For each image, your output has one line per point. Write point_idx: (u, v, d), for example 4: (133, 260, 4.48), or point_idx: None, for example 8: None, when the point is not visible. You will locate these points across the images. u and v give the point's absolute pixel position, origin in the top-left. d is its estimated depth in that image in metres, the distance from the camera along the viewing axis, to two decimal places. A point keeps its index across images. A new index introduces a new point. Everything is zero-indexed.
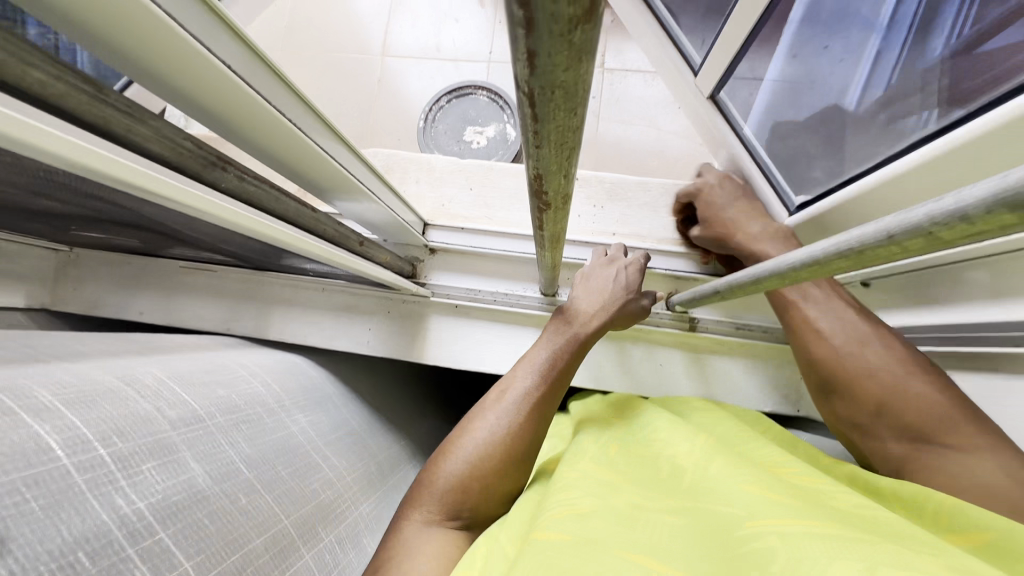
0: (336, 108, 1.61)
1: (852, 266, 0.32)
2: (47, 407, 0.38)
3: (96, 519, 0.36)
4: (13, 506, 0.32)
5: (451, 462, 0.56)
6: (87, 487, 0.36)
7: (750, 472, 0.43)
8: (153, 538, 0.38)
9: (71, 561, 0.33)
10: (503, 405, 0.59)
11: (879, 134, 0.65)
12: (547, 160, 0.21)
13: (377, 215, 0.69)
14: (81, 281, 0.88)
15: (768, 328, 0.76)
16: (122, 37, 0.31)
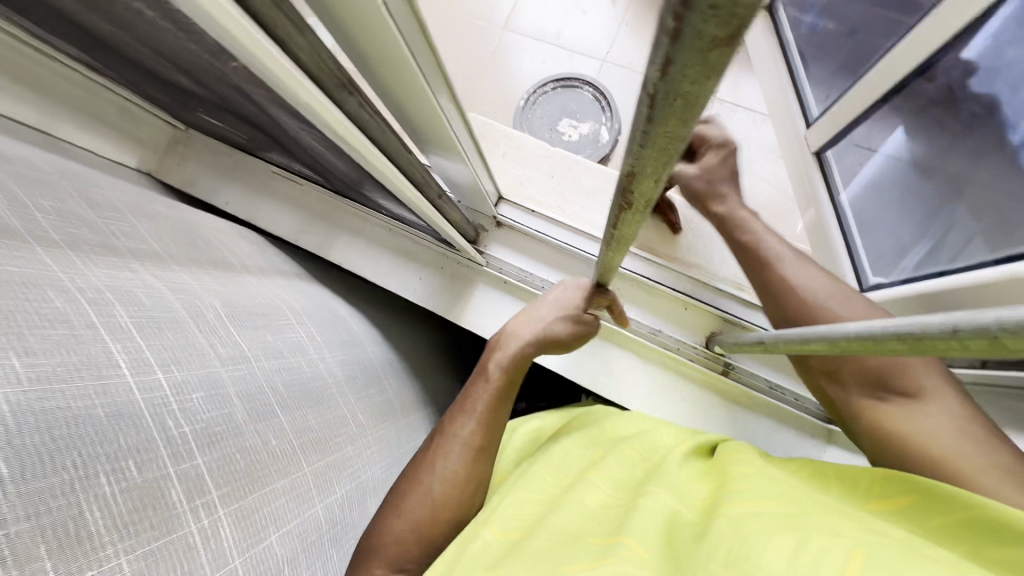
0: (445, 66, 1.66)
1: (905, 351, 0.32)
2: (120, 328, 0.43)
3: (146, 434, 0.40)
4: (81, 409, 0.36)
5: (420, 476, 0.59)
6: (144, 404, 0.41)
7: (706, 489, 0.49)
8: (190, 462, 0.42)
9: (122, 467, 0.37)
10: (464, 422, 0.62)
11: (985, 239, 0.62)
12: (647, 161, 0.22)
13: (461, 176, 0.72)
14: (184, 160, 0.96)
15: (801, 398, 0.75)
16: None
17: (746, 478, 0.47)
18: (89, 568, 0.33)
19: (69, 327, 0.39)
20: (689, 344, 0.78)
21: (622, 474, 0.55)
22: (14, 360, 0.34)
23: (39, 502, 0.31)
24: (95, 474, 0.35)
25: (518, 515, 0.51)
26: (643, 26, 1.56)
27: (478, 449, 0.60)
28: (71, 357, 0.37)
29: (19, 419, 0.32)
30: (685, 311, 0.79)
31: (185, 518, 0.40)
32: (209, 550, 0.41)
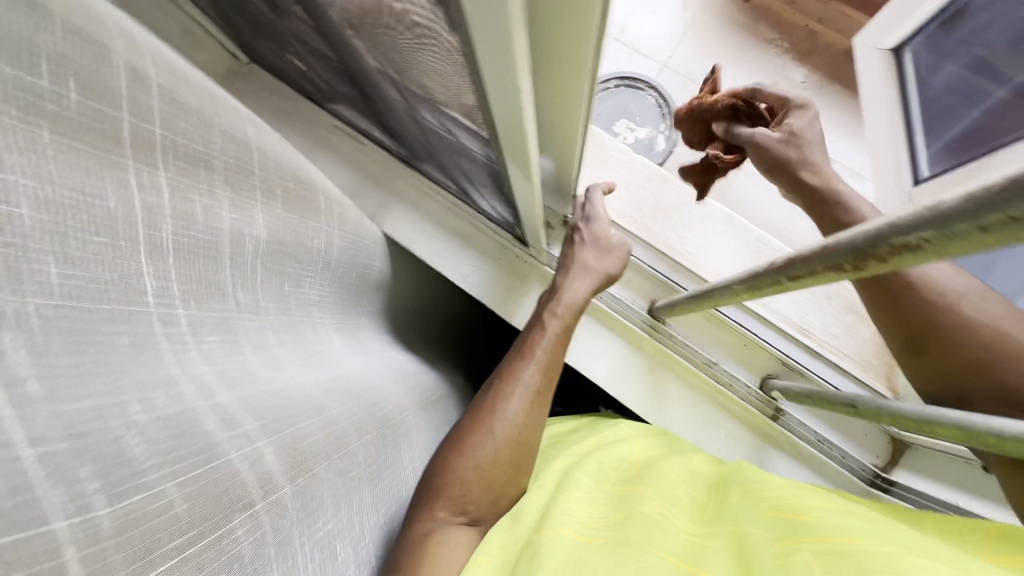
0: None
1: None
2: (161, 244, 0.33)
3: (156, 351, 0.31)
4: (104, 335, 0.28)
5: (483, 421, 0.56)
6: (162, 340, 0.32)
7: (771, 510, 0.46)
8: (218, 398, 0.34)
9: (149, 397, 0.29)
10: (525, 372, 0.60)
11: None
12: (963, 243, 0.19)
13: (550, 173, 0.68)
14: (240, 95, 0.89)
15: (847, 455, 0.73)
16: None
17: (829, 511, 0.43)
18: (134, 493, 0.26)
19: (115, 233, 0.29)
20: (742, 382, 0.76)
21: (674, 494, 0.52)
22: (52, 266, 0.25)
23: (80, 428, 0.25)
24: (124, 399, 0.28)
25: (572, 516, 0.47)
26: (715, 36, 1.50)
27: (536, 402, 0.58)
28: (106, 278, 0.29)
29: (48, 330, 0.25)
30: (744, 347, 0.77)
31: (228, 445, 0.32)
32: (260, 481, 0.32)
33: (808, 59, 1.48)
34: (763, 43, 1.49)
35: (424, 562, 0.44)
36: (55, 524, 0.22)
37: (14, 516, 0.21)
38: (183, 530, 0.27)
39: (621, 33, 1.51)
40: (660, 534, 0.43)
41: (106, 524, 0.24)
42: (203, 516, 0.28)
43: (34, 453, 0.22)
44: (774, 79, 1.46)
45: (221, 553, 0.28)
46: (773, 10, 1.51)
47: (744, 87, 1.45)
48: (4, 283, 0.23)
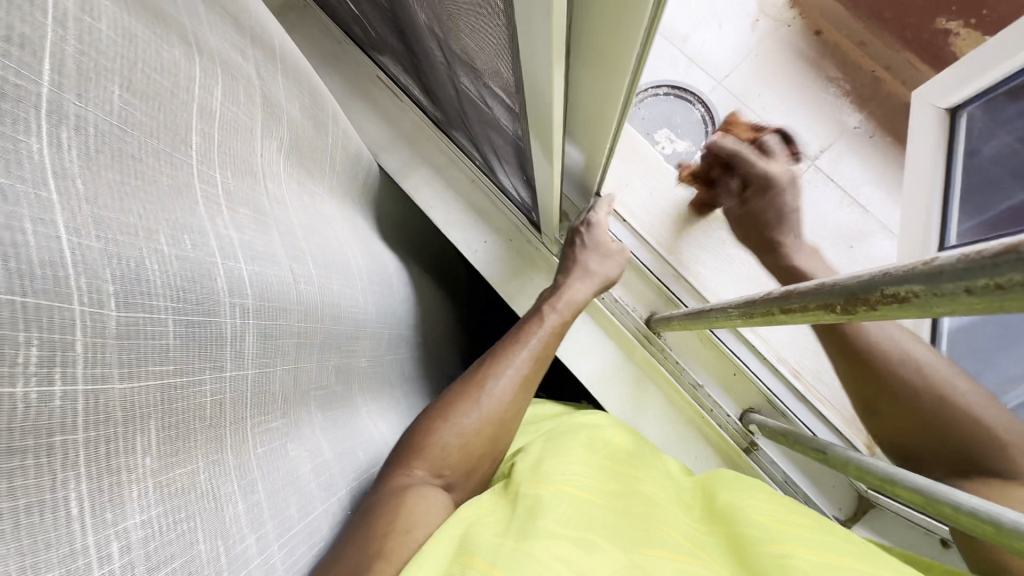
0: None
1: None
2: (204, 116, 0.34)
3: (193, 207, 0.31)
4: (150, 167, 0.29)
5: (471, 392, 0.56)
6: (200, 195, 0.32)
7: (762, 507, 0.46)
8: (237, 268, 0.34)
9: (180, 240, 0.29)
10: (518, 354, 0.60)
11: None
12: (953, 301, 0.19)
13: (577, 166, 0.68)
14: (293, 29, 0.89)
15: (809, 501, 0.72)
16: None
17: (806, 525, 0.42)
18: (141, 309, 0.26)
19: (169, 80, 0.31)
20: (723, 408, 0.76)
21: (665, 484, 0.53)
22: (116, 88, 0.27)
23: (112, 230, 0.25)
24: (155, 227, 0.28)
25: (576, 480, 0.47)
26: (776, 65, 1.47)
27: (524, 383, 0.58)
28: (152, 114, 0.29)
29: (100, 145, 0.25)
30: (732, 376, 0.77)
31: (227, 310, 0.33)
32: (234, 350, 0.34)
33: (866, 107, 1.44)
34: (824, 81, 1.45)
35: (400, 512, 0.43)
36: (71, 305, 0.23)
37: (35, 271, 0.21)
38: (169, 356, 0.29)
39: (683, 41, 1.47)
40: (661, 514, 0.43)
41: (113, 322, 0.25)
42: (187, 356, 0.30)
43: (69, 239, 0.23)
44: (826, 121, 1.43)
45: (189, 394, 0.30)
46: (842, 48, 1.47)
47: (794, 122, 1.42)
48: (74, 85, 0.24)
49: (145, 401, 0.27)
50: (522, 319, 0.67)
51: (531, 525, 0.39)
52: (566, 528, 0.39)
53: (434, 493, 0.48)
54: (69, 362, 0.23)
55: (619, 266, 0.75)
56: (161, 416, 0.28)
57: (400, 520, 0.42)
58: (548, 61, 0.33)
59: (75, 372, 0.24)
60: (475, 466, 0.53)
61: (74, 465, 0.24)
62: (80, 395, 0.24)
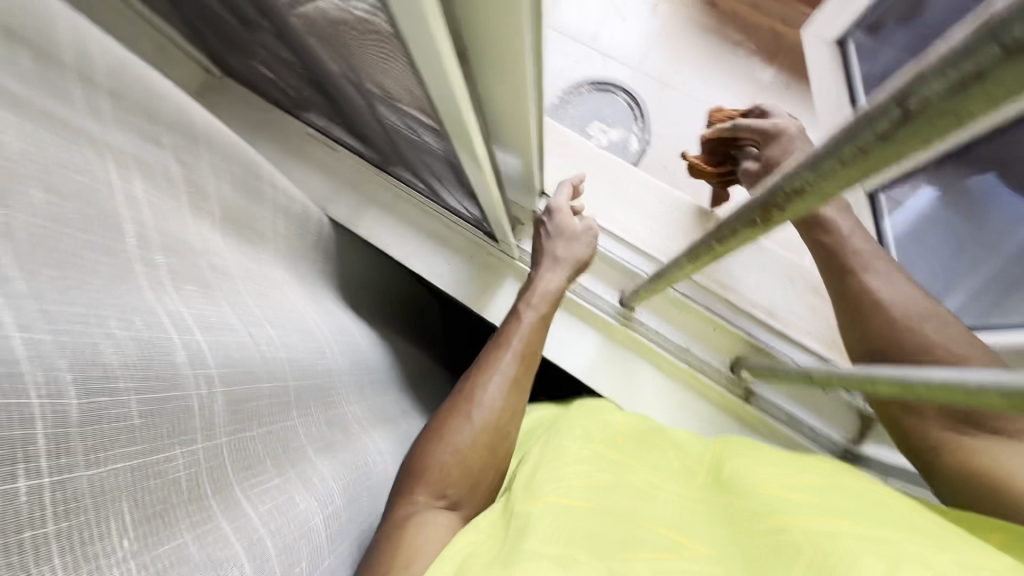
0: None
1: (1007, 406, 0.32)
2: (134, 199, 0.37)
3: (138, 289, 0.33)
4: (87, 262, 0.30)
5: (462, 407, 0.57)
6: (140, 271, 0.34)
7: (767, 476, 0.46)
8: (190, 337, 0.34)
9: (129, 318, 0.30)
10: (500, 361, 0.61)
11: None
12: (834, 178, 0.21)
13: (515, 170, 0.71)
14: (216, 109, 0.91)
15: (817, 432, 0.75)
16: None
17: (814, 487, 0.44)
18: (103, 394, 0.27)
19: (91, 176, 0.33)
20: (712, 365, 0.78)
21: (666, 461, 0.54)
22: (34, 189, 0.28)
23: (64, 324, 0.26)
24: (104, 315, 0.28)
25: (566, 482, 0.47)
26: (684, 41, 1.54)
27: (513, 387, 0.59)
28: (80, 210, 0.31)
29: (32, 246, 0.26)
30: (713, 331, 0.79)
31: (191, 380, 0.33)
32: (203, 419, 0.34)
33: (775, 60, 1.52)
34: (732, 46, 1.54)
35: (402, 545, 0.44)
36: (31, 400, 0.23)
37: None
38: (135, 439, 0.29)
39: (594, 40, 1.54)
40: (656, 503, 0.44)
41: (74, 411, 0.25)
42: (154, 437, 0.30)
43: (22, 337, 0.23)
44: (743, 81, 1.50)
45: (155, 475, 0.30)
46: (740, 14, 1.57)
47: (716, 89, 1.49)
48: None
49: (114, 484, 0.28)
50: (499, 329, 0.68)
51: (518, 550, 0.39)
52: (552, 546, 0.39)
53: (437, 515, 0.49)
54: (33, 457, 0.23)
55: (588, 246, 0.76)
56: (131, 499, 0.28)
57: (403, 553, 0.43)
58: (451, 71, 0.35)
59: (40, 465, 0.24)
60: (478, 479, 0.53)
61: (48, 559, 0.24)
62: (47, 490, 0.24)
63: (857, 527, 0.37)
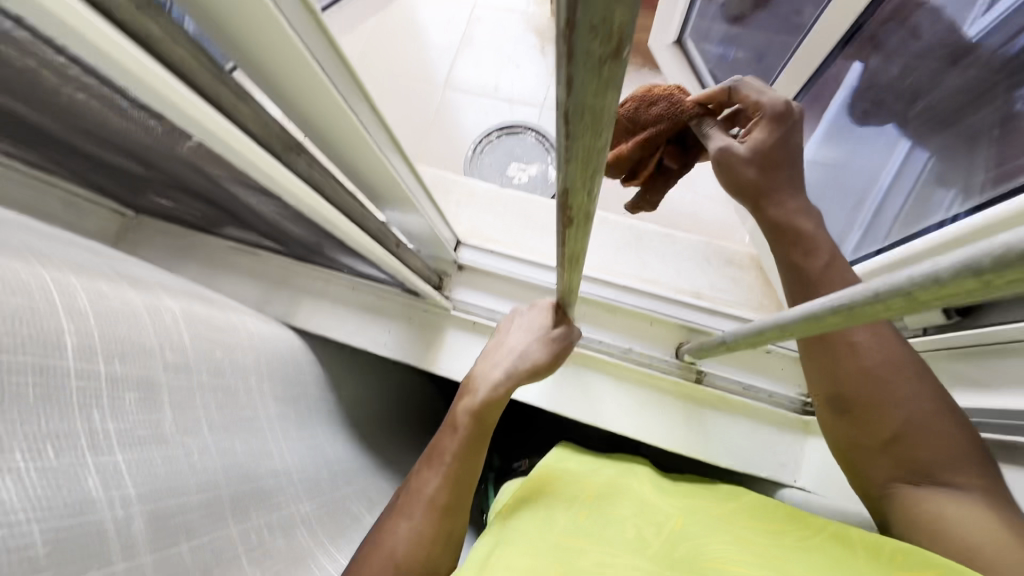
0: (399, 119, 1.60)
1: (843, 322, 0.35)
2: (76, 309, 0.40)
3: (68, 414, 0.37)
4: (11, 389, 0.33)
5: (415, 500, 0.57)
6: (75, 394, 0.38)
7: (725, 547, 0.47)
8: (109, 457, 0.39)
9: (40, 448, 0.34)
10: (428, 482, 0.58)
11: (913, 212, 0.69)
12: (573, 175, 0.25)
13: (417, 228, 0.74)
14: (139, 246, 0.94)
15: (774, 394, 0.77)
16: (256, 55, 0.37)
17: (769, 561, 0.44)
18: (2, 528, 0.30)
19: (27, 298, 0.36)
20: (659, 358, 0.80)
21: (619, 535, 0.52)
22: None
23: None
24: (12, 447, 0.32)
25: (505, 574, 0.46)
26: None
27: (457, 479, 0.58)
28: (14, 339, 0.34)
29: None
30: (651, 326, 0.82)
31: (103, 503, 0.37)
32: (121, 538, 0.37)
33: None
34: None
35: None
36: None
37: None
38: (38, 568, 0.31)
39: (494, 91, 1.65)
40: None
41: None
42: (62, 561, 0.33)
43: None
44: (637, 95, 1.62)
45: None
46: None
47: None
48: None
49: None
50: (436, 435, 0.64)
51: None
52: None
53: None
54: None
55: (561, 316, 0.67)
56: None
57: None
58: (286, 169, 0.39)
59: None
60: None
61: None
62: None
63: None
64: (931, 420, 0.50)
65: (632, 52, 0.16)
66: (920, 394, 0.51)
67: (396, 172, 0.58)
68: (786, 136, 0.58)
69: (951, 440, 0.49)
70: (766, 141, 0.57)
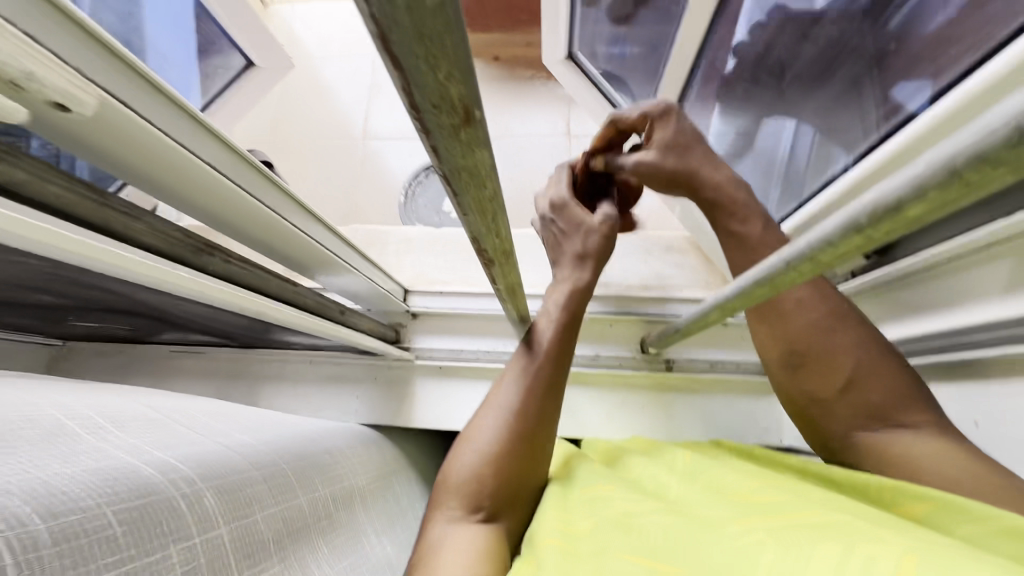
0: (324, 179, 1.60)
1: (769, 293, 0.37)
2: None
3: None
4: None
5: (439, 502, 0.55)
6: None
7: (737, 485, 0.46)
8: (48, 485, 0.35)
9: None
10: (475, 474, 0.54)
11: (823, 161, 0.73)
12: (476, 224, 0.26)
13: (358, 286, 0.73)
14: (75, 375, 0.89)
15: (740, 363, 0.80)
16: (137, 160, 0.36)
17: (782, 488, 0.44)
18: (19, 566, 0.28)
19: None
20: (626, 356, 0.81)
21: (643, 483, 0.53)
22: None
23: None
24: None
25: (545, 531, 0.45)
26: (489, 99, 1.73)
27: (502, 466, 0.54)
28: None
29: None
30: (611, 327, 0.83)
31: None
32: (196, 512, 0.37)
33: None
34: (529, 82, 1.76)
35: None
36: None
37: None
38: None
39: None
40: (627, 529, 0.43)
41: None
42: None
43: None
44: (552, 108, 1.71)
45: None
46: (519, 56, 1.80)
47: (534, 122, 1.69)
48: None
49: None
50: (473, 418, 0.60)
51: None
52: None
53: None
54: None
55: (581, 265, 0.60)
56: None
57: None
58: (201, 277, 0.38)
59: None
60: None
61: None
62: None
63: (828, 518, 0.37)
64: (893, 382, 0.50)
65: (484, 117, 0.17)
66: (866, 350, 0.52)
67: (316, 242, 0.57)
68: (680, 124, 0.63)
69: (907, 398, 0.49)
70: (665, 140, 0.62)
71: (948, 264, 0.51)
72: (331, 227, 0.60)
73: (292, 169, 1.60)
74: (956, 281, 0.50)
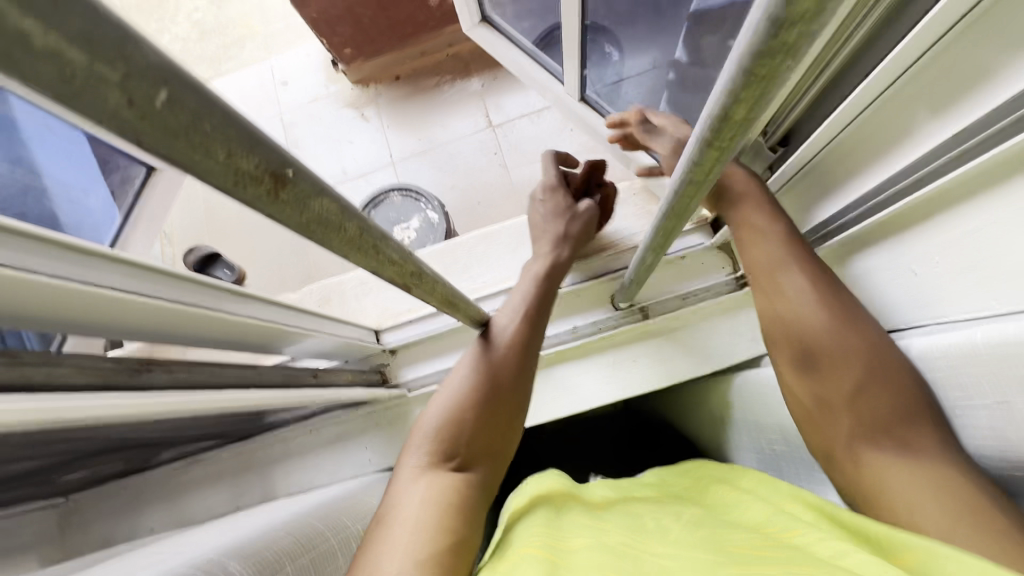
0: (275, 251, 1.58)
1: (678, 223, 0.38)
2: None
3: None
4: None
5: (408, 450, 0.56)
6: None
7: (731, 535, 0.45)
8: None
9: None
10: (446, 433, 0.55)
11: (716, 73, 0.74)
12: (364, 262, 0.26)
13: (326, 346, 0.73)
14: (90, 525, 0.88)
15: (710, 288, 0.81)
16: (24, 313, 0.36)
17: (780, 540, 0.43)
18: None
19: None
20: (602, 319, 0.83)
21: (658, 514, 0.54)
22: None
23: None
24: None
25: (530, 543, 0.47)
26: (406, 118, 1.73)
27: (474, 429, 0.56)
28: None
29: None
30: (580, 297, 0.84)
31: None
32: None
33: (471, 74, 1.75)
34: (437, 89, 1.75)
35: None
36: None
37: None
38: None
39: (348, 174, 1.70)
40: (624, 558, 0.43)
41: None
42: None
43: None
44: (467, 105, 1.71)
45: None
46: (419, 67, 1.80)
47: (454, 126, 1.69)
48: None
49: None
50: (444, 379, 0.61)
51: None
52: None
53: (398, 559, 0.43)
54: None
55: (562, 245, 0.75)
56: None
57: None
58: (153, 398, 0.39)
59: None
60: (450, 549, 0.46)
61: None
62: None
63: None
64: (828, 306, 0.52)
65: (301, 172, 0.18)
66: (798, 266, 0.54)
67: (254, 317, 0.57)
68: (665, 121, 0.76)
69: (837, 331, 0.50)
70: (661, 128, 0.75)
71: (826, 151, 0.53)
72: (263, 297, 0.60)
73: (240, 253, 1.59)
74: (841, 159, 0.52)
